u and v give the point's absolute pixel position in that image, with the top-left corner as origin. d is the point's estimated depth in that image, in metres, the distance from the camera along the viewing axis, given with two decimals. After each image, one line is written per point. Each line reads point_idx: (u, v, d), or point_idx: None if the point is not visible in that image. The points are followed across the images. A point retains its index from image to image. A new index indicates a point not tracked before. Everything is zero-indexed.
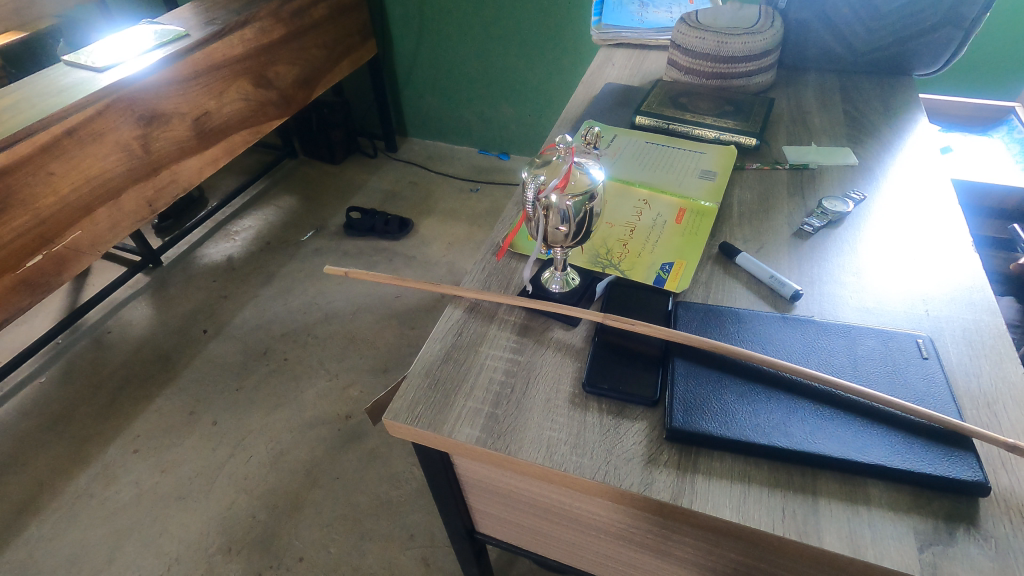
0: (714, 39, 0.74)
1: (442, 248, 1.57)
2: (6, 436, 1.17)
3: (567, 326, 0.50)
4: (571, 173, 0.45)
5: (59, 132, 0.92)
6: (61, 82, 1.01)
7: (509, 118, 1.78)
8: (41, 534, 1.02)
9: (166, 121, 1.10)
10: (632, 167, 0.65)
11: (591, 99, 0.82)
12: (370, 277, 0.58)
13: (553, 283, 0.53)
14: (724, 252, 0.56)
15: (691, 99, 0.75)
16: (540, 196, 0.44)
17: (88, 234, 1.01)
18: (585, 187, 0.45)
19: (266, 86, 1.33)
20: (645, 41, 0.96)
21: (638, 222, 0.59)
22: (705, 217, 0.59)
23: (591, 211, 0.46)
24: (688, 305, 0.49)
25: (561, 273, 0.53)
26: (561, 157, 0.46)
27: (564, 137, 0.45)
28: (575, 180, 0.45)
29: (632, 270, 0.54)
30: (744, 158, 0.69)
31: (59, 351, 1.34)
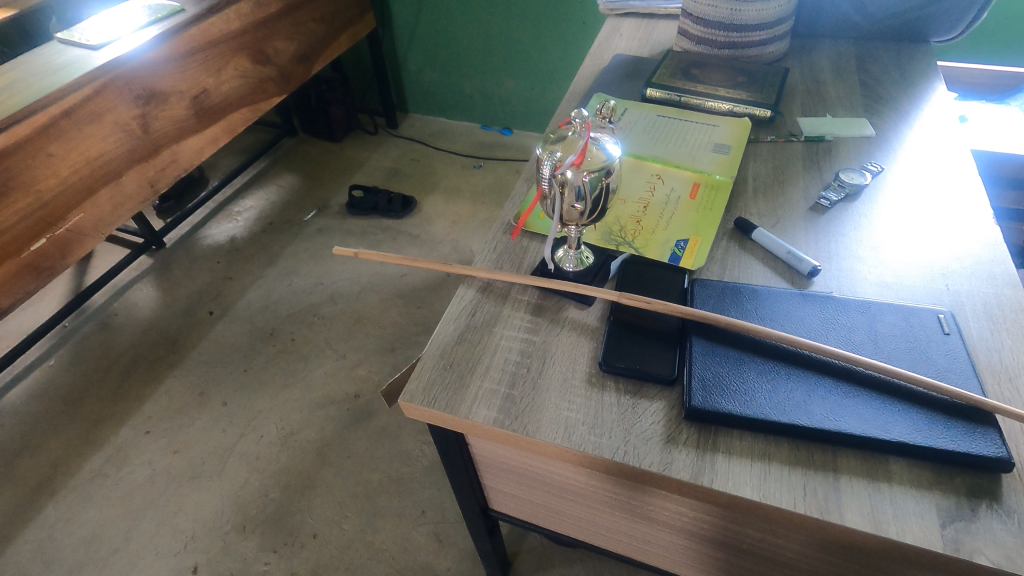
0: (726, 6, 0.71)
1: (446, 226, 1.56)
2: (18, 420, 1.18)
3: (581, 306, 0.50)
4: (587, 149, 0.43)
5: (56, 112, 0.90)
6: (56, 61, 0.99)
7: (512, 93, 1.75)
8: (57, 514, 1.04)
9: (164, 100, 1.08)
10: (644, 141, 0.64)
11: (599, 71, 0.80)
12: (379, 257, 0.57)
13: (566, 262, 0.52)
14: (739, 228, 0.55)
15: (703, 70, 0.73)
16: (556, 172, 0.43)
17: (91, 217, 1.00)
18: (602, 163, 0.43)
19: (265, 62, 1.30)
20: (653, 10, 0.93)
21: (651, 199, 0.58)
22: (720, 192, 0.58)
23: (607, 187, 0.45)
24: (704, 282, 0.49)
25: (574, 251, 0.52)
26: (576, 131, 0.44)
27: (579, 111, 0.43)
28: (592, 156, 0.43)
29: (646, 247, 0.53)
30: (758, 130, 0.67)
31: (67, 335, 1.35)
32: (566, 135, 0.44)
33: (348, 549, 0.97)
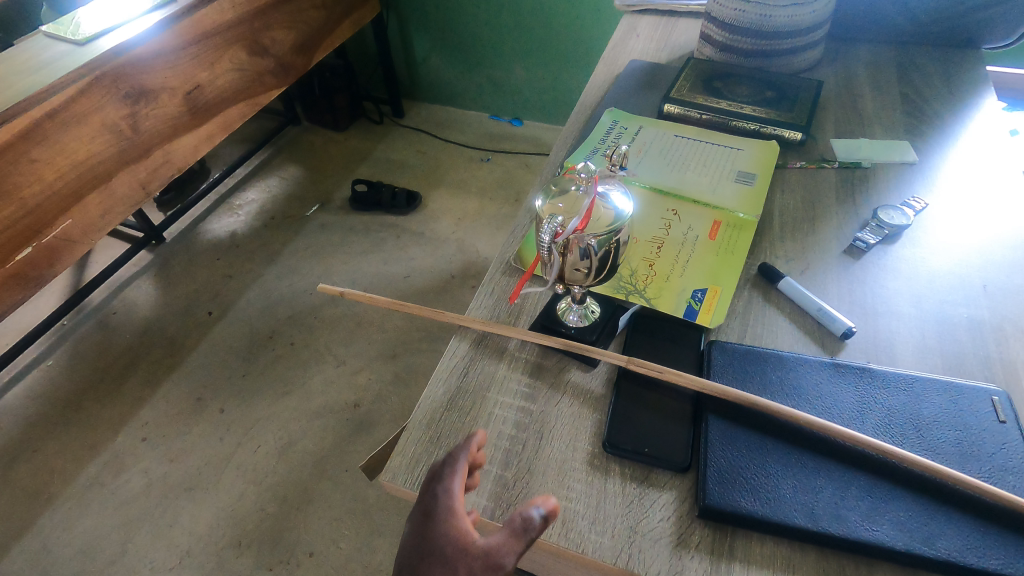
0: (754, 11, 0.64)
1: (451, 224, 1.51)
2: (15, 422, 1.16)
3: (585, 368, 0.45)
4: (593, 210, 0.38)
5: (39, 115, 0.85)
6: (41, 57, 0.93)
7: (523, 82, 1.67)
8: (54, 523, 1.02)
9: (155, 97, 1.03)
10: (660, 169, 0.58)
11: (613, 79, 0.73)
12: (366, 299, 0.52)
13: (570, 316, 0.47)
14: (764, 275, 0.49)
15: (727, 83, 0.66)
16: (558, 240, 0.38)
17: (80, 222, 0.96)
18: (610, 223, 0.38)
19: (262, 53, 1.24)
20: (673, 7, 0.85)
21: (665, 238, 0.52)
22: (743, 231, 0.52)
23: (617, 244, 0.40)
24: (723, 346, 0.43)
25: (579, 304, 0.47)
26: (580, 187, 0.39)
27: (584, 166, 0.38)
28: (599, 216, 0.39)
29: (659, 298, 0.48)
30: (787, 154, 0.60)
31: (65, 333, 1.32)
32: (570, 190, 0.39)
33: (344, 568, 0.95)
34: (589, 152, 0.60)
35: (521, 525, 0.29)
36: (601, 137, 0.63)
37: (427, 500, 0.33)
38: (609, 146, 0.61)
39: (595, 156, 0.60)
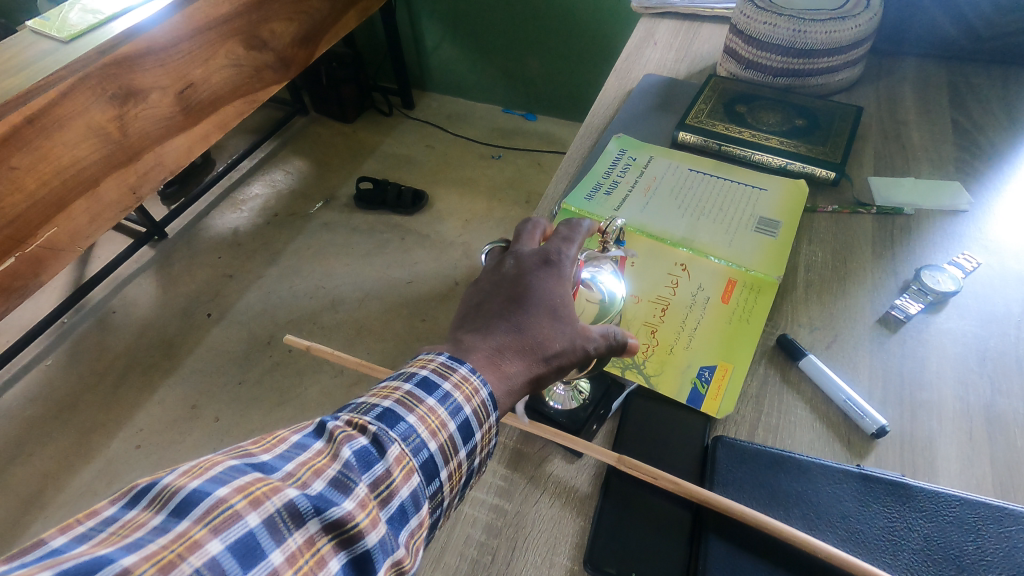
0: (788, 27, 0.56)
1: (458, 226, 1.45)
2: (13, 423, 1.15)
3: (570, 459, 0.39)
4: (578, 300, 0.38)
5: (18, 121, 0.79)
6: (26, 55, 0.88)
7: (538, 74, 1.59)
8: (46, 532, 1.01)
9: (144, 97, 0.97)
10: (669, 212, 0.51)
11: (624, 96, 0.66)
12: (334, 358, 0.50)
13: (555, 397, 0.41)
14: (783, 351, 0.43)
15: (751, 107, 0.58)
16: None
17: (66, 230, 0.92)
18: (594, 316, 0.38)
19: (261, 47, 1.17)
20: (696, 11, 0.77)
21: (671, 298, 0.46)
22: (762, 293, 0.45)
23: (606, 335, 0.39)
24: (731, 444, 0.37)
25: (566, 384, 0.42)
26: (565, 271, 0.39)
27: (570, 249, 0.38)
28: (583, 308, 0.38)
29: (659, 376, 0.42)
30: (817, 196, 0.53)
31: (65, 332, 1.31)
32: None
33: None
34: (590, 189, 0.54)
35: (620, 336, 0.36)
36: (606, 169, 0.56)
37: (549, 253, 0.36)
38: (614, 181, 0.54)
39: (597, 194, 0.53)
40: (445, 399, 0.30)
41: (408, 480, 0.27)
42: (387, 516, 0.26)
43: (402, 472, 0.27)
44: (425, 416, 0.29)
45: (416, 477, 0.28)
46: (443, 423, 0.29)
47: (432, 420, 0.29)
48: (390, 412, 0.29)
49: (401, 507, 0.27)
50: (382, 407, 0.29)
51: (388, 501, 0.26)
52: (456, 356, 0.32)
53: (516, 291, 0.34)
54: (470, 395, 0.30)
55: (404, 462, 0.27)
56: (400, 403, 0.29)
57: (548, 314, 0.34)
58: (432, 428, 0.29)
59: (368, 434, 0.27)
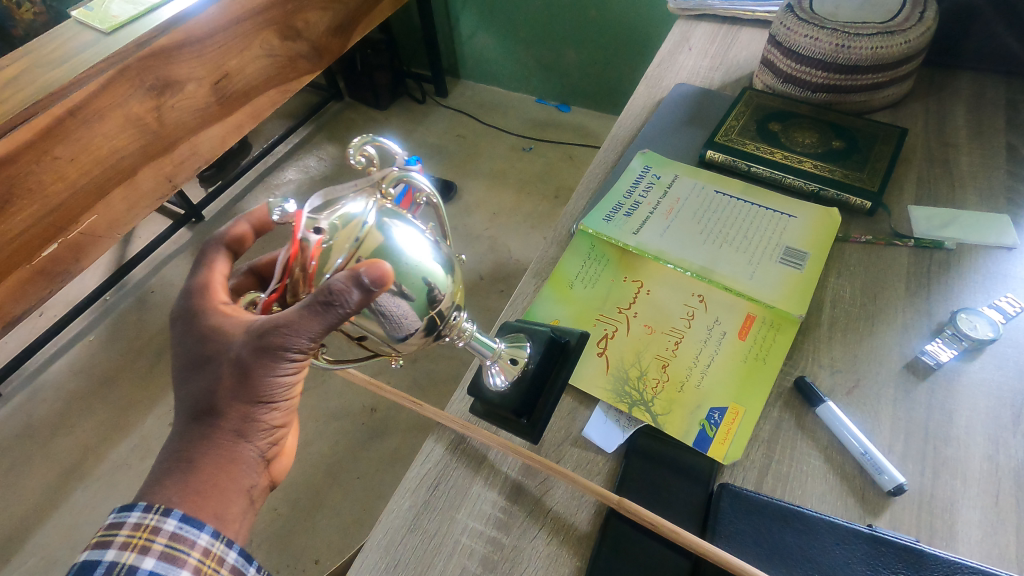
0: (830, 40, 0.53)
1: (485, 219, 1.44)
2: (58, 395, 1.22)
3: (571, 495, 0.39)
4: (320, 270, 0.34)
5: (60, 113, 0.82)
6: (69, 46, 0.90)
7: (573, 65, 1.55)
8: (85, 500, 1.07)
9: (181, 88, 0.99)
10: (691, 236, 0.49)
11: (653, 107, 0.63)
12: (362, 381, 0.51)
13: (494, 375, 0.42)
14: (800, 395, 0.41)
15: (786, 126, 0.55)
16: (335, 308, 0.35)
17: (104, 217, 0.96)
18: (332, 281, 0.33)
19: (295, 37, 1.18)
20: (736, 14, 0.73)
21: (685, 332, 0.44)
22: (782, 331, 0.43)
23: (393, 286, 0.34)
24: (737, 494, 0.36)
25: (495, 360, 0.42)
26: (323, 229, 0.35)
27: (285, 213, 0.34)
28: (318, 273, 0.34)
29: (667, 416, 0.41)
30: (850, 225, 0.50)
31: (107, 309, 1.37)
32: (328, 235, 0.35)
33: None
34: (610, 209, 0.52)
35: (324, 298, 0.31)
36: (627, 188, 0.54)
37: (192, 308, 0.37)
38: (635, 202, 0.53)
39: (616, 215, 0.52)
40: (149, 504, 0.33)
41: (148, 548, 0.31)
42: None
43: (137, 553, 0.31)
44: (134, 529, 0.32)
45: (165, 532, 0.32)
46: (163, 510, 0.32)
47: (147, 521, 0.32)
48: (95, 555, 0.32)
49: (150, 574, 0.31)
50: (84, 557, 0.32)
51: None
52: (123, 508, 0.33)
53: (186, 354, 0.36)
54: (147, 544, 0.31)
55: (139, 536, 0.32)
56: (106, 533, 0.32)
57: (206, 366, 0.35)
58: (157, 512, 0.32)
59: None
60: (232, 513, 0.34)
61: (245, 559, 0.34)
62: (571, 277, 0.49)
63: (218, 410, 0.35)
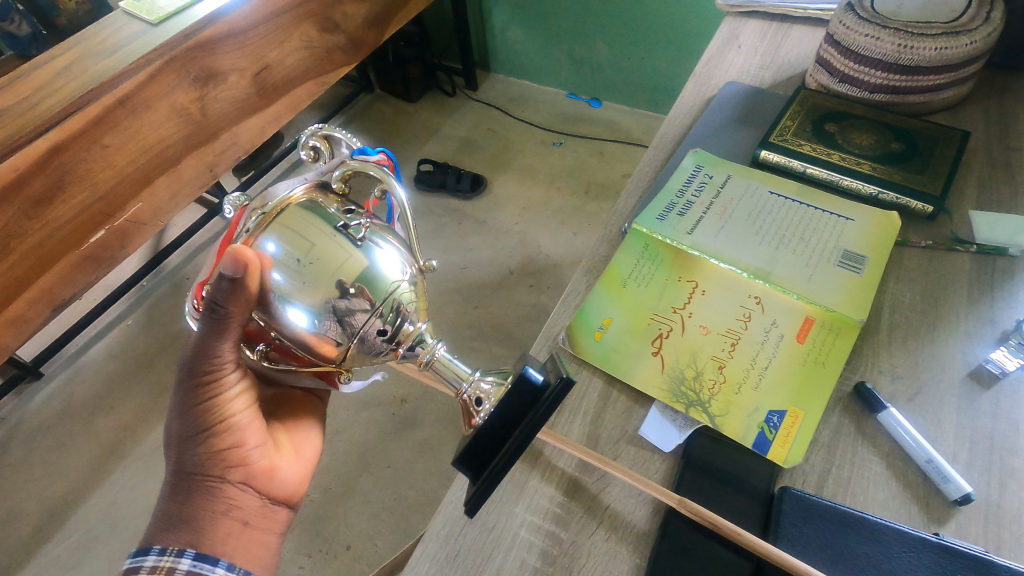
0: (893, 41, 0.51)
1: (515, 213, 1.45)
2: (97, 376, 1.25)
3: (629, 492, 0.39)
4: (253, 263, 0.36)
5: (111, 103, 0.83)
6: (117, 38, 0.91)
7: (604, 60, 1.54)
8: (124, 479, 1.10)
9: (224, 79, 1.00)
10: (746, 236, 0.49)
11: (703, 106, 0.63)
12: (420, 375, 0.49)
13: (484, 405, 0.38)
14: (860, 400, 0.41)
15: (843, 126, 0.55)
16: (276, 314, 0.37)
17: (149, 205, 0.98)
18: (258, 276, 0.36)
19: (334, 29, 1.19)
20: (787, 11, 0.72)
21: (742, 333, 0.44)
22: (841, 335, 0.43)
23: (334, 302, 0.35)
24: (798, 497, 0.36)
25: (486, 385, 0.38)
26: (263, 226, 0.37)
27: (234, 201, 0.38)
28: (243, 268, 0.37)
29: (725, 418, 0.41)
30: (909, 229, 0.50)
31: (144, 295, 1.39)
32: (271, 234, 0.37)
33: None
34: (663, 208, 0.52)
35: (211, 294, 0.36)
36: (680, 187, 0.54)
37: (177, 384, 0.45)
38: (688, 201, 0.53)
39: (670, 214, 0.52)
40: (164, 547, 0.37)
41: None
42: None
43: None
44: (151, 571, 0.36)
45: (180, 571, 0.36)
46: (175, 551, 0.37)
47: (162, 563, 0.36)
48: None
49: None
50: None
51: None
52: (136, 554, 0.36)
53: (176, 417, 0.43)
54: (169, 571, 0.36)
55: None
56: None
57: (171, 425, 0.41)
58: (170, 553, 0.37)
59: None
60: (216, 536, 0.39)
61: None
62: (624, 275, 0.49)
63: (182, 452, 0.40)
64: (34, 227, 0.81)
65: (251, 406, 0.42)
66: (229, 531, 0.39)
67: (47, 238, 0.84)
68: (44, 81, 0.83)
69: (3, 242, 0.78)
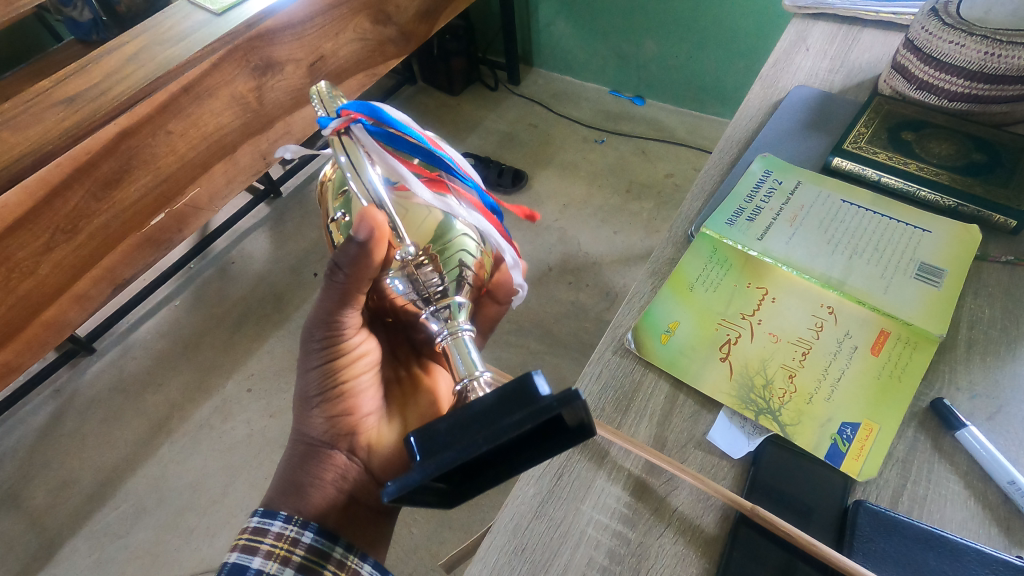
0: (979, 48, 0.49)
1: (556, 210, 1.45)
2: (147, 354, 1.29)
3: (698, 497, 0.39)
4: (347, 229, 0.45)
5: (176, 89, 0.80)
6: (183, 25, 0.86)
7: (651, 58, 1.52)
8: (171, 454, 1.14)
9: (281, 69, 0.94)
10: (819, 245, 0.49)
11: (770, 109, 0.62)
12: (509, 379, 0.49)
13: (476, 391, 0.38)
14: (938, 417, 0.40)
15: (920, 135, 0.53)
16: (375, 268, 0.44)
17: (206, 190, 0.94)
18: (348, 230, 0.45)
19: (386, 21, 1.13)
20: (857, 14, 0.70)
21: (814, 342, 0.44)
22: (918, 349, 0.42)
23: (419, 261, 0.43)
24: (874, 511, 0.36)
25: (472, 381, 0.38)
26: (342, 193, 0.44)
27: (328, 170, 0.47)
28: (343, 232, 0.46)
29: (797, 428, 0.41)
30: (989, 243, 0.48)
31: (191, 277, 1.43)
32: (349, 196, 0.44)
33: (412, 554, 0.92)
34: (732, 213, 0.52)
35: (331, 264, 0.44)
36: (748, 192, 0.53)
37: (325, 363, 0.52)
38: (757, 206, 0.52)
39: (739, 219, 0.51)
40: (289, 515, 0.41)
41: (290, 559, 0.39)
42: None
43: (280, 561, 0.39)
44: (276, 538, 0.40)
45: (303, 544, 0.40)
46: (300, 524, 0.41)
47: (287, 533, 0.40)
48: (245, 558, 0.40)
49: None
50: (234, 559, 0.40)
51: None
52: (266, 516, 0.41)
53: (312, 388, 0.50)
54: (291, 539, 0.40)
55: (282, 545, 0.40)
56: (253, 538, 0.40)
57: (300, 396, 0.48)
58: (295, 524, 0.41)
59: None
60: (318, 501, 0.43)
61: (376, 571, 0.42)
62: (692, 279, 0.49)
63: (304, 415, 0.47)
64: (100, 209, 0.79)
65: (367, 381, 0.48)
66: (328, 498, 0.43)
67: (112, 220, 0.82)
68: (114, 66, 0.81)
69: (70, 223, 0.76)
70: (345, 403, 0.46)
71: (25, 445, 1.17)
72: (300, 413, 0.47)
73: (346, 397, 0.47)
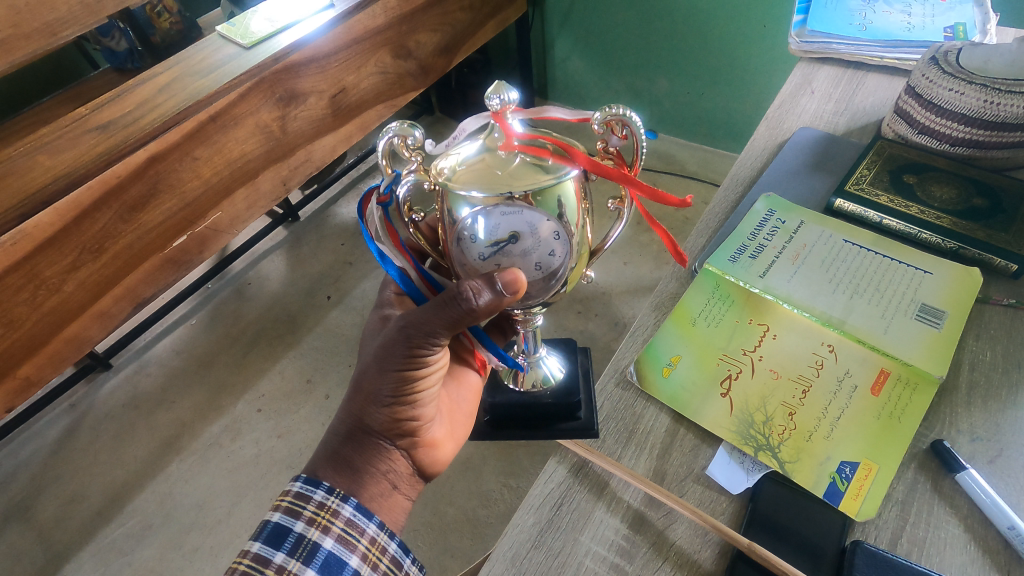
0: (978, 96, 0.51)
1: None
2: (162, 372, 1.32)
3: (697, 531, 0.40)
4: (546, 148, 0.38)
5: (204, 118, 0.83)
6: (212, 58, 0.90)
7: (664, 93, 1.55)
8: (180, 471, 1.15)
9: (305, 99, 0.97)
10: (821, 284, 0.50)
11: (775, 149, 0.64)
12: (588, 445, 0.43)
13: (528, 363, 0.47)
14: (938, 458, 0.40)
15: (923, 179, 0.54)
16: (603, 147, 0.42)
17: (228, 214, 0.96)
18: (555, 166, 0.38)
19: (406, 56, 1.16)
20: (863, 59, 0.72)
21: (814, 380, 0.45)
22: (918, 390, 0.42)
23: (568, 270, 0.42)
24: (870, 553, 0.36)
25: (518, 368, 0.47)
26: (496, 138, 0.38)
27: (503, 94, 0.38)
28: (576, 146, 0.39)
29: (795, 465, 0.41)
30: (991, 287, 0.49)
31: (208, 297, 1.46)
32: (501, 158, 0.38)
33: None
34: (735, 250, 0.53)
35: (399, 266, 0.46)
36: (752, 230, 0.55)
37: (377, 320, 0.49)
38: (760, 244, 0.53)
39: (742, 256, 0.53)
40: (332, 487, 0.44)
41: (329, 528, 0.42)
42: (320, 566, 0.41)
43: (321, 529, 0.42)
44: (319, 507, 0.43)
45: (342, 516, 0.43)
46: (341, 497, 0.43)
47: (329, 503, 0.43)
48: (286, 520, 0.42)
49: (330, 550, 0.41)
50: (276, 519, 0.42)
51: (316, 555, 0.41)
52: (310, 483, 0.43)
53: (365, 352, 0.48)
54: (334, 507, 0.43)
55: (324, 514, 0.42)
56: (296, 502, 0.43)
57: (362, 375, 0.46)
58: (337, 496, 0.43)
59: (261, 554, 0.41)
60: (373, 493, 0.45)
61: (401, 550, 0.45)
62: (694, 313, 0.50)
63: (366, 404, 0.46)
64: (126, 230, 0.82)
65: (433, 388, 0.48)
66: (382, 491, 0.45)
67: (138, 240, 0.85)
68: (147, 96, 0.85)
69: (96, 243, 0.79)
70: (412, 411, 0.47)
71: (39, 459, 1.19)
72: (362, 398, 0.46)
73: (415, 405, 0.47)
